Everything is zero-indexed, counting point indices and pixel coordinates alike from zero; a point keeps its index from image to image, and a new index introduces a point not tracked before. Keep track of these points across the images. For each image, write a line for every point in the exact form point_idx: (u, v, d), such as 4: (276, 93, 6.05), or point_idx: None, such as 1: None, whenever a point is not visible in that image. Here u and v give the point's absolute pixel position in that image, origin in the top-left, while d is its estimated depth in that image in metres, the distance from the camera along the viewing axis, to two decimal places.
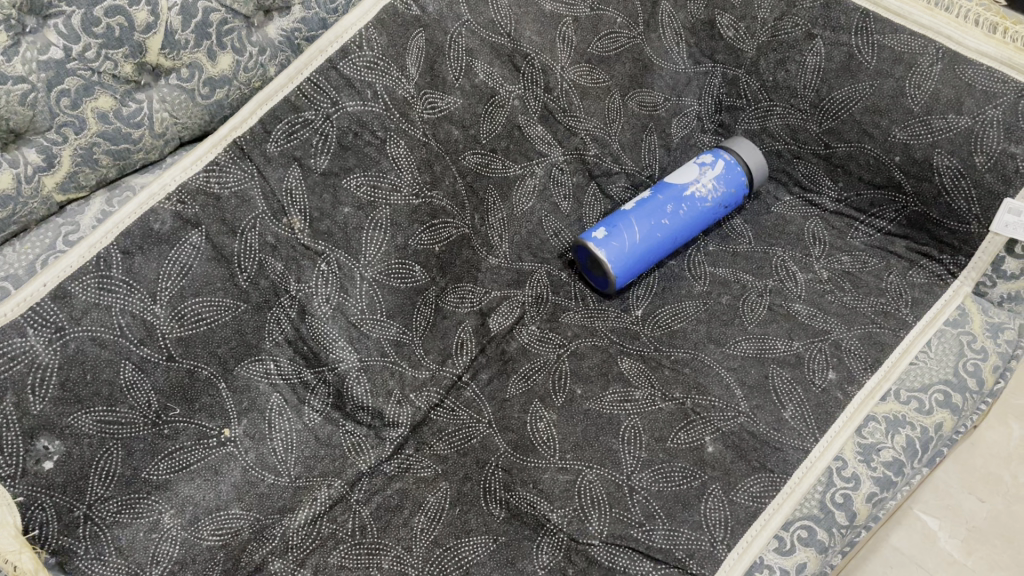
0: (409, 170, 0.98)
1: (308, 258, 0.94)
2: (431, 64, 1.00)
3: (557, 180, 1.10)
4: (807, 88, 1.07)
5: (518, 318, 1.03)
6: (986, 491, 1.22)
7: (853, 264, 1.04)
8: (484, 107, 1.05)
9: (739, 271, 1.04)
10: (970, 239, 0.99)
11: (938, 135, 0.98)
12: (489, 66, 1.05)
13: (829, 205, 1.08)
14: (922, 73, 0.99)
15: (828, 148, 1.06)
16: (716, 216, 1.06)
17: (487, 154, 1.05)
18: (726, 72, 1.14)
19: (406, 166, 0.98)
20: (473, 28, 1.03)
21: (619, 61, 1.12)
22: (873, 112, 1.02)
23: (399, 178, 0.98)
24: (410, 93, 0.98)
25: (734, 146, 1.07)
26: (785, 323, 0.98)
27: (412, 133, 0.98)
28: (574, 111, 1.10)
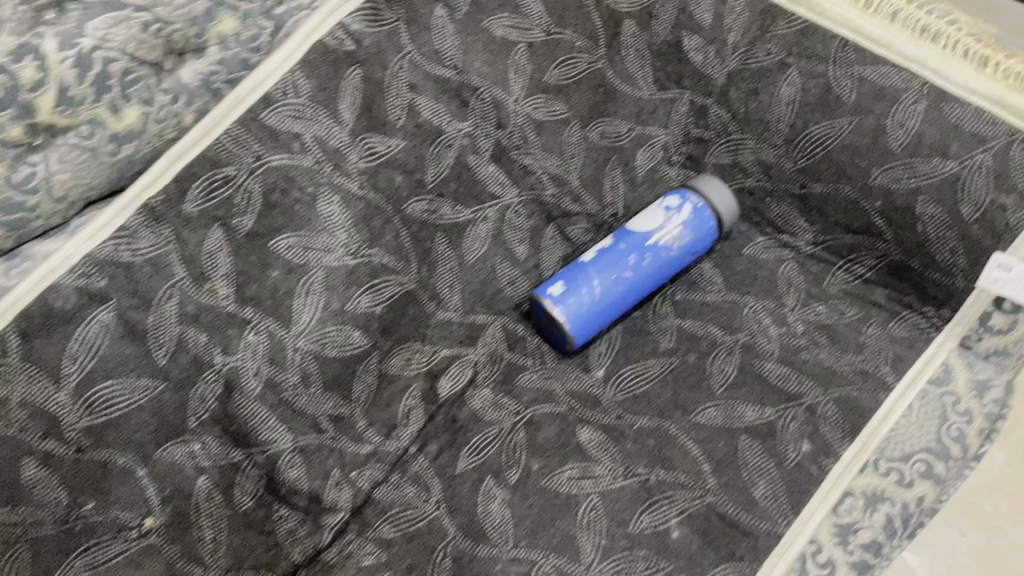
0: (343, 230, 0.89)
1: (234, 327, 0.85)
2: (367, 105, 0.91)
3: (512, 223, 1.01)
4: (780, 122, 0.98)
5: (469, 380, 0.95)
6: (967, 524, 1.15)
7: (830, 315, 0.97)
8: (430, 148, 0.95)
9: (707, 324, 0.97)
10: (954, 291, 0.92)
11: (922, 180, 0.90)
12: (433, 101, 0.95)
13: (804, 249, 1.01)
14: (905, 110, 0.90)
15: (805, 188, 0.98)
16: (682, 265, 0.98)
17: (435, 199, 0.96)
18: (693, 99, 1.05)
19: (341, 223, 0.89)
20: (415, 60, 0.94)
21: (578, 89, 1.02)
22: (852, 152, 0.94)
23: (332, 237, 0.88)
24: (343, 141, 0.89)
25: (703, 187, 0.99)
26: (757, 384, 0.91)
27: (346, 187, 0.89)
28: (529, 148, 1.01)
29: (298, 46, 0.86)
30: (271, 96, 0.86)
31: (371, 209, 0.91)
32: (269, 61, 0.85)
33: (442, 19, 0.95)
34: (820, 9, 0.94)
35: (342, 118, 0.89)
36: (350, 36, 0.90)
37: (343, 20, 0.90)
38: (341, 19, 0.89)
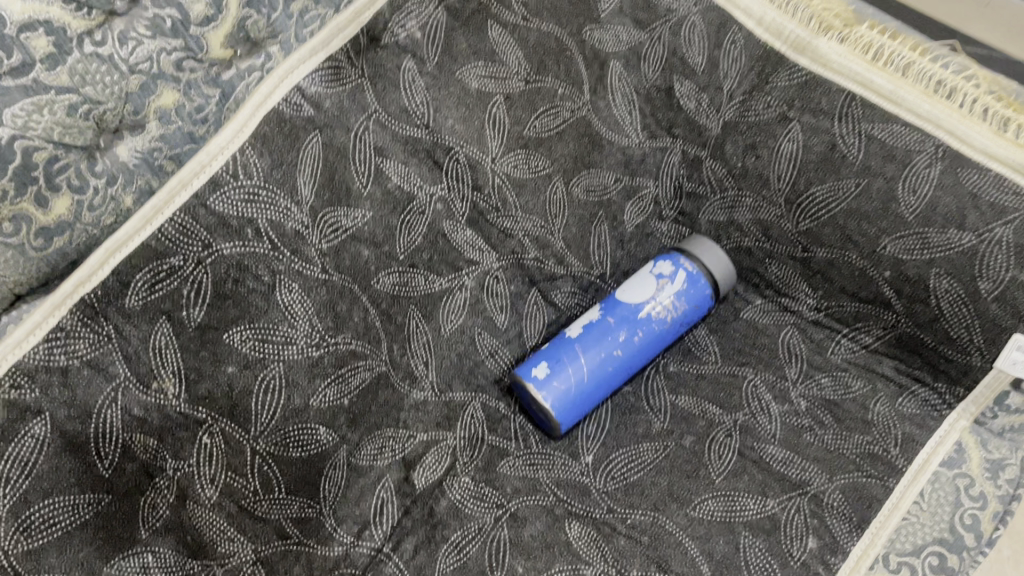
0: (305, 318, 0.81)
1: (186, 429, 0.77)
2: (330, 175, 0.83)
3: (491, 291, 0.93)
4: (780, 180, 0.91)
5: (448, 467, 0.88)
6: None
7: (834, 389, 0.90)
8: (399, 218, 0.87)
9: (703, 401, 0.90)
10: (970, 368, 0.85)
11: (935, 252, 0.83)
12: (401, 164, 0.87)
13: (807, 314, 0.94)
14: (918, 174, 0.83)
15: (806, 252, 0.91)
16: (677, 337, 0.91)
17: (407, 271, 0.88)
18: (686, 149, 0.97)
19: (302, 312, 0.81)
20: (381, 120, 0.86)
21: (561, 140, 0.94)
22: (858, 217, 0.87)
23: (292, 328, 0.81)
24: (302, 224, 0.81)
25: (697, 251, 0.91)
26: (758, 472, 0.85)
27: (308, 273, 0.81)
28: (509, 210, 0.93)
29: (249, 122, 0.78)
30: (219, 179, 0.77)
31: (331, 289, 0.83)
32: (217, 139, 0.77)
33: (410, 72, 0.87)
34: (826, 58, 0.86)
35: (301, 195, 0.81)
36: (306, 99, 0.81)
37: (299, 83, 0.81)
38: (296, 83, 0.81)
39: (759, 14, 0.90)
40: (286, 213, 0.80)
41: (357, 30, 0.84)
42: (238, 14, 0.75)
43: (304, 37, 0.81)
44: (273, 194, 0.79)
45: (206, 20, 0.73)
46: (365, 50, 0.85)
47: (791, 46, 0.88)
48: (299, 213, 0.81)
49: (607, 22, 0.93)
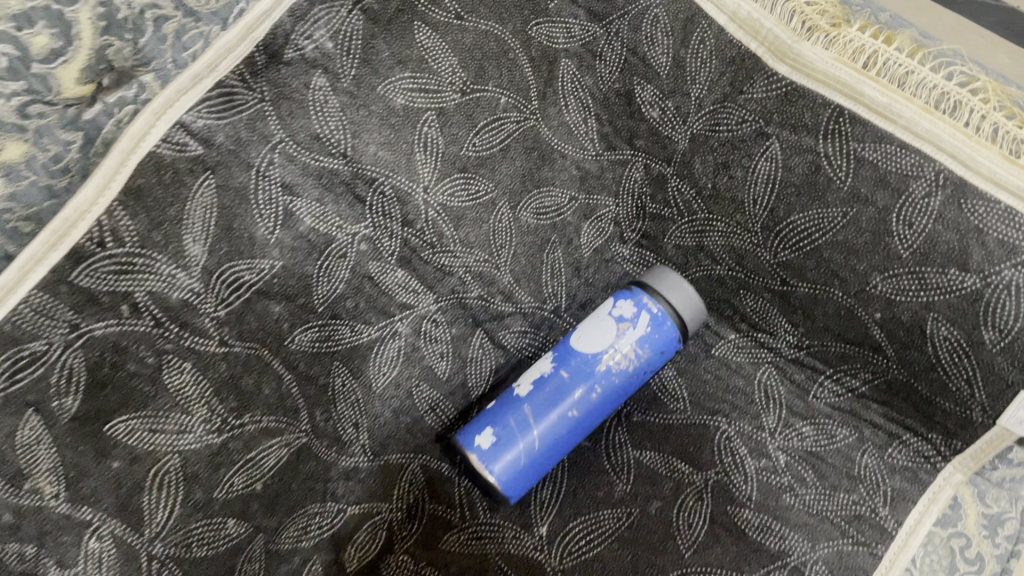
0: (202, 401, 0.69)
1: (70, 533, 0.65)
2: (228, 224, 0.70)
3: (429, 336, 0.81)
4: (757, 205, 0.79)
5: (384, 545, 0.79)
6: None
7: (817, 439, 0.81)
8: (315, 263, 0.74)
9: (669, 455, 0.80)
10: (968, 423, 0.75)
11: (933, 295, 0.72)
12: (314, 200, 0.74)
13: (787, 353, 0.83)
14: (916, 204, 0.71)
15: (786, 284, 0.80)
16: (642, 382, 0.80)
17: (328, 324, 0.76)
18: (649, 164, 0.84)
19: (197, 396, 0.69)
20: (290, 152, 0.72)
21: (506, 157, 0.81)
22: (846, 251, 0.75)
23: (187, 414, 0.68)
24: (195, 286, 0.68)
25: (663, 287, 0.79)
26: (733, 542, 0.77)
27: (202, 349, 0.69)
28: (447, 246, 0.80)
29: (121, 173, 0.65)
30: (82, 249, 0.64)
31: (231, 359, 0.70)
32: (78, 199, 0.63)
33: (322, 91, 0.72)
34: (811, 67, 0.72)
35: (190, 255, 0.68)
36: (192, 135, 0.68)
37: (183, 117, 0.67)
38: (179, 117, 0.67)
39: (733, 7, 0.74)
40: (171, 282, 0.67)
41: (252, 47, 0.69)
42: (95, 43, 0.60)
43: (185, 62, 0.66)
44: (152, 259, 0.66)
45: (52, 54, 0.58)
46: (263, 70, 0.70)
47: (769, 50, 0.74)
48: (189, 279, 0.68)
49: (557, 13, 0.77)
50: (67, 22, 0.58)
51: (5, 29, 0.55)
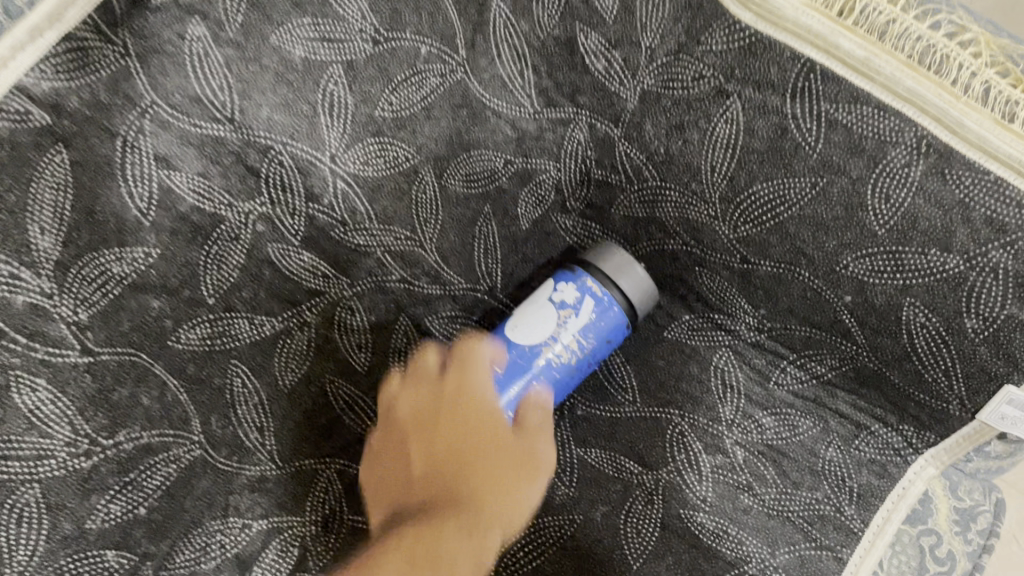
0: (63, 420, 0.59)
1: None
2: (88, 207, 0.58)
3: (345, 325, 0.72)
4: (715, 172, 0.69)
5: (295, 564, 0.69)
6: None
7: (778, 431, 0.74)
8: (201, 248, 0.63)
9: (617, 454, 0.73)
10: (944, 417, 0.69)
11: (911, 278, 0.64)
12: (197, 174, 0.62)
13: (746, 336, 0.75)
14: (895, 174, 0.62)
15: (746, 262, 0.72)
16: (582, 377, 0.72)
17: (221, 319, 0.65)
18: (593, 123, 0.73)
19: (57, 416, 0.58)
20: (164, 118, 0.60)
21: (428, 118, 0.69)
22: (815, 226, 0.66)
23: (45, 437, 0.58)
24: (47, 284, 0.58)
25: (610, 268, 0.71)
26: (686, 551, 0.69)
27: (59, 360, 0.58)
28: (363, 223, 0.70)
29: None
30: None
31: (99, 370, 0.60)
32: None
33: (202, 42, 0.60)
34: (779, 15, 0.61)
35: (36, 247, 0.57)
36: (34, 101, 0.56)
37: (21, 80, 0.56)
38: (15, 80, 0.56)
39: None
40: (14, 282, 0.56)
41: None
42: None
43: (17, 11, 0.56)
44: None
45: None
46: (124, 19, 0.58)
47: None
48: (38, 277, 0.57)
49: None
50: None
51: None
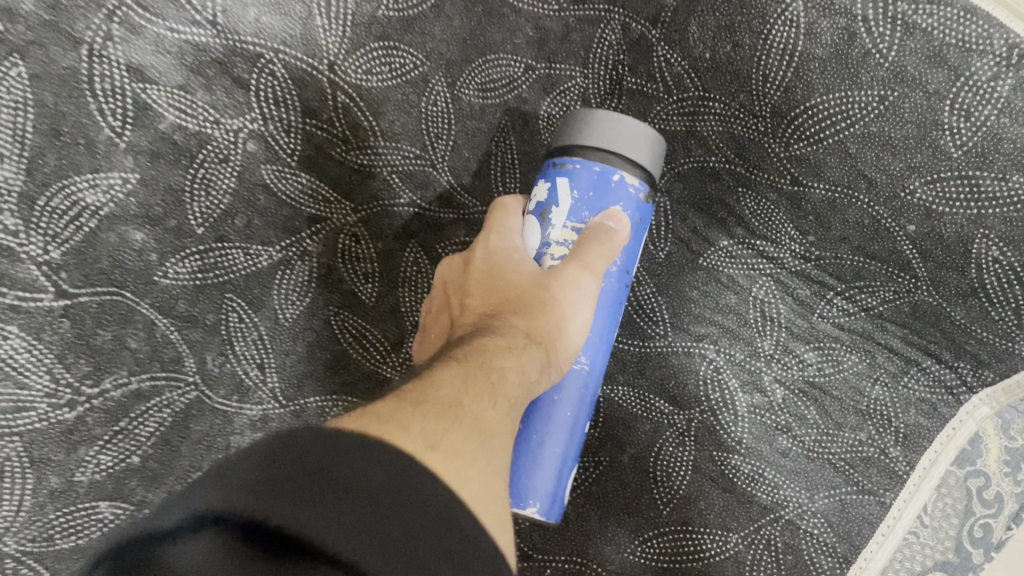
0: (43, 370, 0.54)
1: None
2: (53, 128, 0.52)
3: (347, 253, 0.64)
4: (768, 82, 0.61)
5: None
6: None
7: (821, 367, 0.68)
8: (186, 171, 0.56)
9: (646, 392, 0.68)
10: (1006, 354, 0.63)
11: (988, 207, 0.57)
12: (176, 87, 0.54)
13: (791, 265, 0.68)
14: (979, 89, 0.54)
15: (798, 184, 0.64)
16: (628, 267, 0.57)
17: (213, 249, 0.58)
18: (627, 22, 0.63)
19: (35, 364, 0.54)
20: (135, 21, 0.52)
21: (438, 18, 0.60)
22: (878, 146, 0.59)
23: (24, 389, 0.54)
24: (14, 220, 0.52)
25: (594, 139, 0.54)
26: (719, 496, 0.65)
27: (33, 305, 0.53)
28: (367, 138, 0.62)
29: None
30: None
31: (78, 313, 0.54)
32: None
33: None
34: None
35: None
36: None
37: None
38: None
39: None
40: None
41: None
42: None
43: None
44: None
45: None
46: None
47: None
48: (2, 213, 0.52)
49: None
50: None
51: None
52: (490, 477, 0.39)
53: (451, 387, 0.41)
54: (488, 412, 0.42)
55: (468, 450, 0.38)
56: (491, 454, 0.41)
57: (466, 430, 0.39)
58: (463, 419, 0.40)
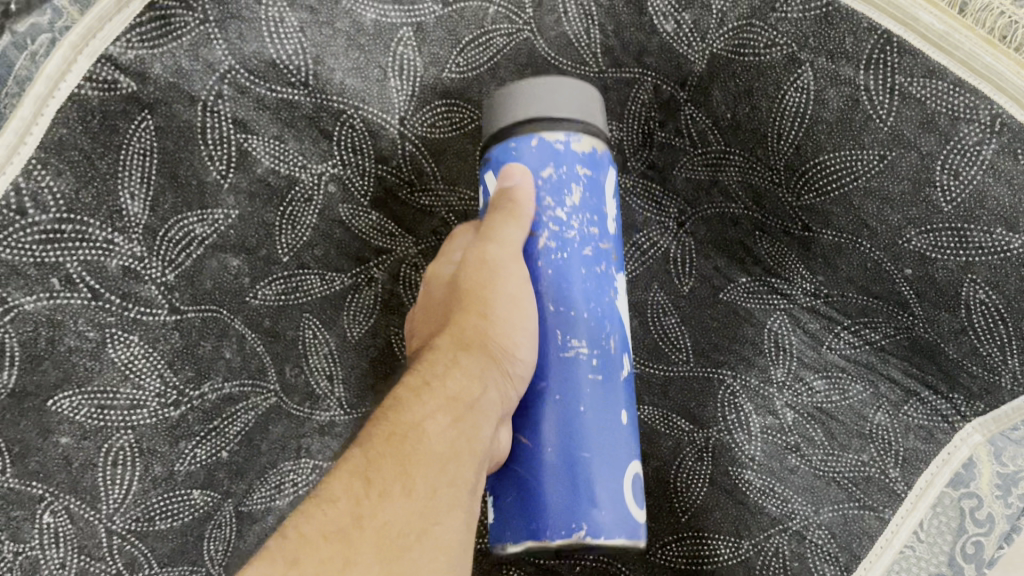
0: (154, 375, 0.64)
1: (20, 509, 0.61)
2: (172, 171, 0.62)
3: (411, 281, 0.73)
4: (781, 140, 0.69)
5: None
6: None
7: (828, 394, 0.75)
8: (277, 209, 0.66)
9: (668, 411, 0.75)
10: (994, 388, 0.70)
11: (977, 254, 0.64)
12: (272, 138, 0.65)
13: (801, 301, 0.76)
14: (967, 151, 0.62)
15: (807, 231, 0.72)
16: (595, 223, 0.61)
17: (295, 275, 0.68)
18: (659, 84, 0.72)
19: (148, 369, 0.64)
20: (240, 82, 0.62)
21: (493, 79, 0.70)
22: (879, 199, 0.67)
23: (138, 389, 0.63)
24: (139, 249, 0.62)
25: (509, 115, 0.61)
26: (732, 506, 0.73)
27: (149, 320, 0.63)
28: (429, 182, 0.72)
29: (26, 142, 0.56)
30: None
31: (185, 326, 0.64)
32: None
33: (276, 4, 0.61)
34: None
35: (126, 212, 0.61)
36: (121, 69, 0.59)
37: (109, 50, 0.58)
38: (105, 50, 0.58)
39: None
40: (109, 248, 0.61)
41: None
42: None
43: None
44: (83, 223, 0.59)
45: None
46: None
47: None
48: (128, 243, 0.61)
49: None
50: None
51: None
52: (409, 544, 0.44)
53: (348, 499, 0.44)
54: (393, 480, 0.46)
55: (361, 542, 0.43)
56: (404, 522, 0.45)
57: (364, 521, 0.44)
58: (360, 508, 0.44)
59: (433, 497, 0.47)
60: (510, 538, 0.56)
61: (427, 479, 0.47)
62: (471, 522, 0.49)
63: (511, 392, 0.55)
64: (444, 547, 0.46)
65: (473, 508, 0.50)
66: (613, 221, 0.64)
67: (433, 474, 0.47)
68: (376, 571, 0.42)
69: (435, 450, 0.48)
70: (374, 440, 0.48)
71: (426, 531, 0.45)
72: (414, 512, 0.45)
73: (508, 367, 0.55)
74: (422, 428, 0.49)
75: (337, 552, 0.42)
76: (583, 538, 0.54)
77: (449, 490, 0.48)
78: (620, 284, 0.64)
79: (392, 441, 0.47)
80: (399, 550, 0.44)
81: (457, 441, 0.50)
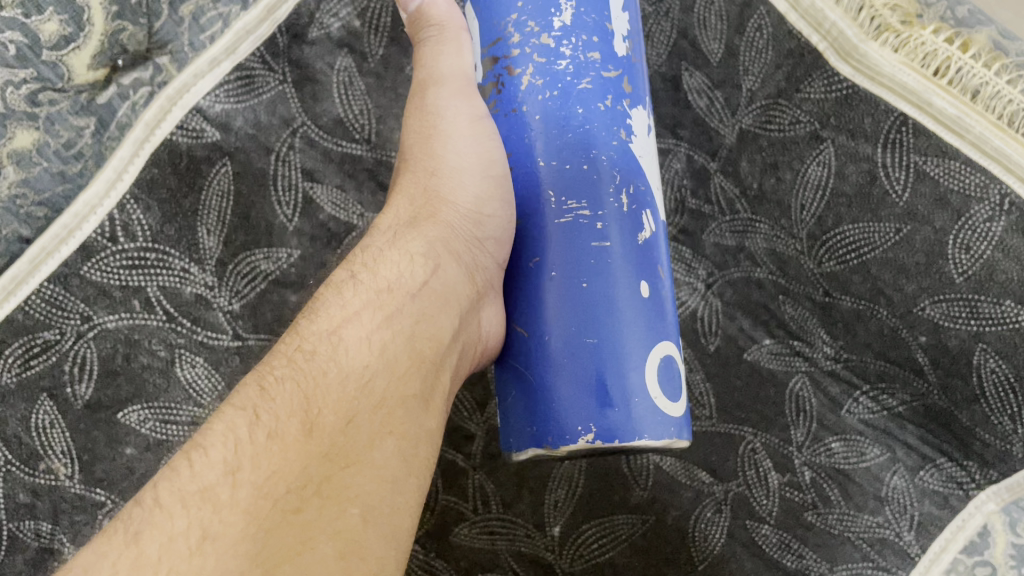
0: (213, 395, 0.71)
1: (83, 513, 0.69)
2: (244, 213, 0.72)
3: None
4: (804, 211, 0.75)
5: None
6: None
7: (846, 456, 0.76)
8: (335, 252, 0.73)
9: (691, 463, 0.78)
10: (1008, 456, 0.71)
11: (985, 325, 0.69)
12: (336, 188, 0.74)
13: (822, 364, 0.77)
14: (977, 227, 0.67)
15: (829, 296, 0.76)
16: (593, 46, 0.61)
17: None
18: (692, 155, 0.79)
19: (209, 389, 0.71)
20: (311, 137, 0.73)
21: None
22: (895, 269, 0.72)
23: (198, 407, 0.71)
24: (212, 279, 0.72)
25: None
26: (748, 559, 0.76)
27: (215, 344, 0.72)
28: None
29: (123, 178, 0.69)
30: (92, 244, 0.68)
31: (246, 352, 0.72)
32: (89, 191, 0.67)
33: (347, 71, 0.74)
34: (876, 70, 0.68)
35: (203, 246, 0.71)
36: (209, 121, 0.71)
37: (199, 103, 0.71)
38: (195, 103, 0.70)
39: (828, 26, 0.70)
40: (185, 276, 0.71)
41: (273, 28, 0.72)
42: (107, 27, 0.64)
43: (202, 44, 0.69)
44: (165, 254, 0.70)
45: (64, 41, 0.62)
46: (286, 49, 0.73)
47: (832, 46, 0.70)
48: (203, 273, 0.71)
49: None
50: (77, 7, 0.62)
51: (14, 16, 0.60)
52: (301, 499, 0.45)
53: (224, 435, 0.47)
54: (287, 418, 0.48)
55: (232, 501, 0.44)
56: (295, 469, 0.46)
57: (237, 476, 0.45)
58: (237, 460, 0.46)
59: (339, 430, 0.48)
60: (518, 440, 0.61)
61: (334, 409, 0.49)
62: (402, 445, 0.50)
63: (479, 260, 0.61)
64: (352, 488, 0.47)
65: (405, 429, 0.51)
66: (623, 40, 0.63)
67: (338, 402, 0.49)
68: (243, 534, 0.43)
69: (344, 370, 0.51)
70: (278, 366, 0.51)
71: (330, 476, 0.47)
72: (309, 456, 0.47)
73: (471, 240, 0.61)
74: (337, 345, 0.52)
75: (200, 518, 0.43)
76: (587, 440, 0.58)
77: (365, 417, 0.50)
78: (638, 118, 0.63)
79: (292, 368, 0.50)
80: (283, 509, 0.45)
81: (378, 351, 0.53)
